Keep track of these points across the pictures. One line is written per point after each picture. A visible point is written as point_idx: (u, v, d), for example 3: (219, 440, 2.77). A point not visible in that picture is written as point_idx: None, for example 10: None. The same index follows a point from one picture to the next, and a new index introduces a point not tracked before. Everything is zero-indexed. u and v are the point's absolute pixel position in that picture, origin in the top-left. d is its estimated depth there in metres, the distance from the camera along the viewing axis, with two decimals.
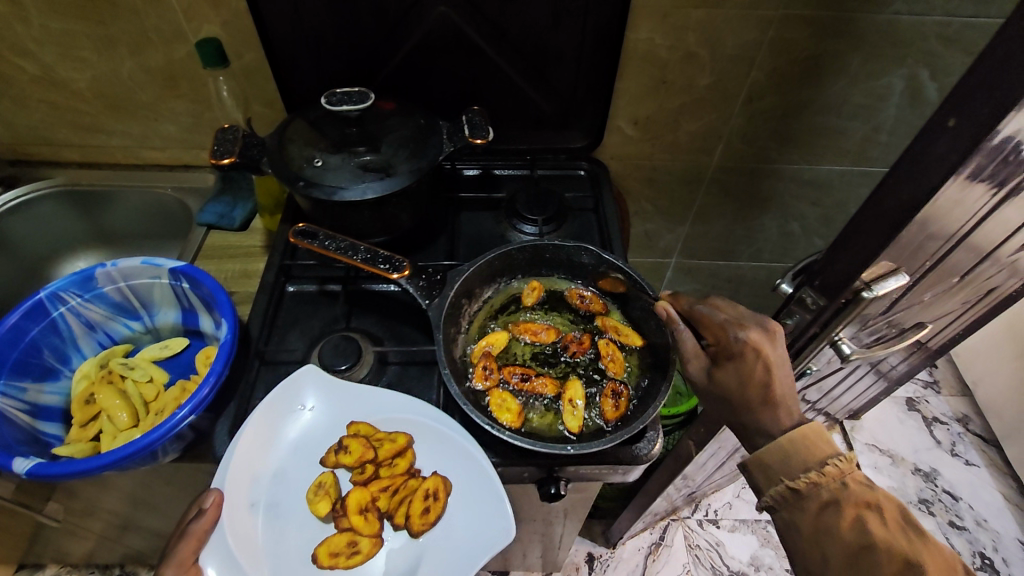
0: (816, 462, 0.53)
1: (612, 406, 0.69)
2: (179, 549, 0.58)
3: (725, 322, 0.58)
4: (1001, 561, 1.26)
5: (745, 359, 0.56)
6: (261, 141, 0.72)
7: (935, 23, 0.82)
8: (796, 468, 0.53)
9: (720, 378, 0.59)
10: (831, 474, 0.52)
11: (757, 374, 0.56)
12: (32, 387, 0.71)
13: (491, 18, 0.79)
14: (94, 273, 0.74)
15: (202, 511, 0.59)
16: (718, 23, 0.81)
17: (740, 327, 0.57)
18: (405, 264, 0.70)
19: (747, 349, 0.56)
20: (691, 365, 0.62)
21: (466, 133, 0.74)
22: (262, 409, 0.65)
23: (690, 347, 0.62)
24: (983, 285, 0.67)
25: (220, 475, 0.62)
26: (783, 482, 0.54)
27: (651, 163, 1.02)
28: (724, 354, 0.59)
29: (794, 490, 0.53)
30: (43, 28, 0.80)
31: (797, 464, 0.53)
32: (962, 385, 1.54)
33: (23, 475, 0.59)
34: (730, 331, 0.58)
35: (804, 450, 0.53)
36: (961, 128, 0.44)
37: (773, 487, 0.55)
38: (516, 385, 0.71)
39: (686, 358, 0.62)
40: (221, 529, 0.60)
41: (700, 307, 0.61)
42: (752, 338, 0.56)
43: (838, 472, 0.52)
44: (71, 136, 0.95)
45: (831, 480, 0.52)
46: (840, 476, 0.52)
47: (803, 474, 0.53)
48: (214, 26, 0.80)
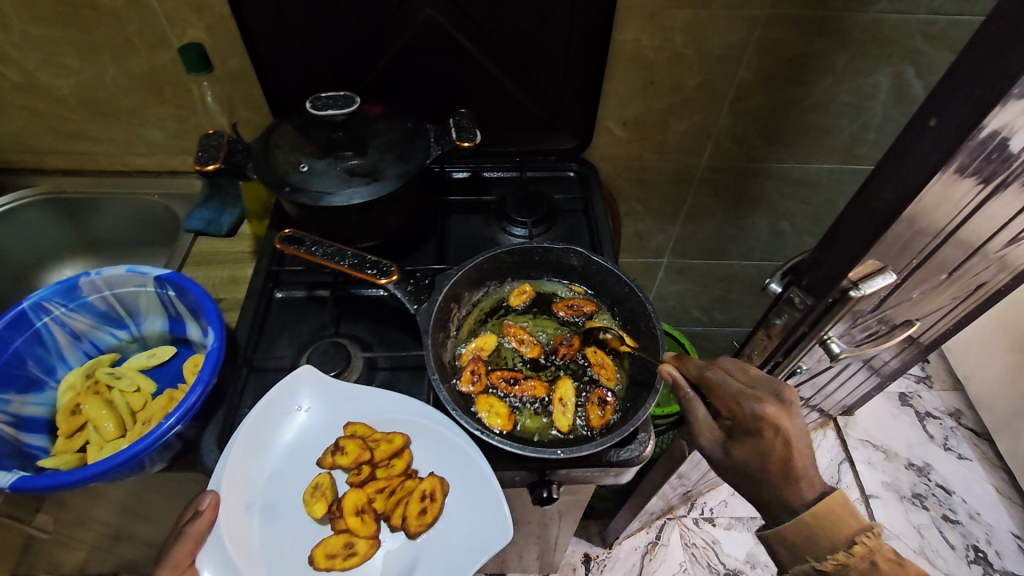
0: (843, 542, 0.51)
1: (598, 414, 0.68)
2: (175, 550, 0.58)
3: (739, 394, 0.55)
4: (994, 553, 1.27)
5: (764, 436, 0.53)
6: (246, 147, 0.71)
7: (921, 20, 0.83)
8: (820, 546, 0.52)
9: (736, 453, 0.56)
10: (858, 554, 0.51)
11: (777, 450, 0.53)
12: (16, 399, 0.70)
13: (477, 20, 0.79)
14: (78, 282, 0.73)
15: (198, 512, 0.59)
16: (705, 22, 0.81)
17: (757, 403, 0.54)
18: (392, 269, 0.70)
19: (767, 425, 0.53)
20: (701, 436, 0.58)
21: (453, 136, 0.74)
22: (258, 410, 0.64)
23: (702, 419, 0.57)
24: (972, 281, 0.67)
25: (216, 477, 0.61)
26: (808, 561, 0.53)
27: (641, 164, 1.02)
28: (740, 427, 0.55)
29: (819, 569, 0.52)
30: (23, 34, 0.79)
31: (824, 544, 0.52)
32: (954, 380, 1.55)
33: (6, 489, 0.58)
34: (747, 404, 0.54)
35: (830, 526, 0.52)
36: (944, 128, 0.43)
37: (797, 564, 0.54)
38: (505, 389, 0.70)
39: (697, 430, 0.58)
40: (218, 530, 0.59)
41: (710, 375, 0.57)
42: (768, 413, 0.53)
43: (865, 550, 0.51)
44: (56, 143, 0.94)
45: (858, 560, 0.51)
46: (868, 554, 0.51)
47: (830, 555, 0.51)
48: (197, 31, 0.79)
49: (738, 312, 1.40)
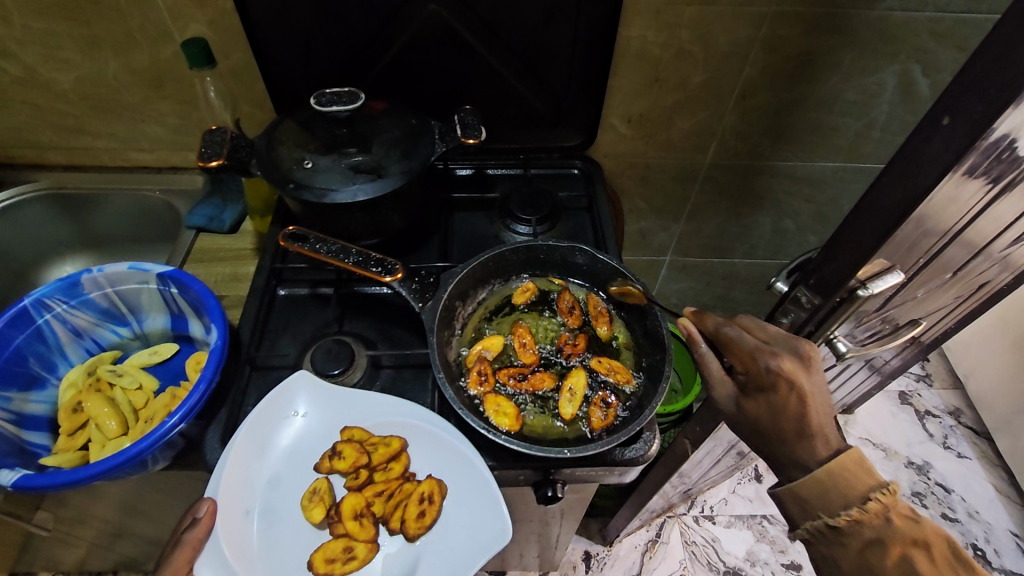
0: (856, 498, 0.49)
1: (600, 415, 0.68)
2: (173, 558, 0.57)
3: (754, 349, 0.54)
4: (992, 551, 1.27)
5: (772, 391, 0.53)
6: (250, 143, 0.70)
7: (927, 18, 0.82)
8: (834, 503, 0.50)
9: (748, 406, 0.56)
10: (873, 510, 0.48)
11: (790, 405, 0.52)
12: (17, 396, 0.69)
13: (482, 16, 0.78)
14: (80, 279, 0.72)
15: (196, 520, 0.58)
16: (711, 19, 0.81)
17: (770, 358, 0.53)
18: (398, 267, 0.70)
19: (777, 381, 0.52)
20: (716, 389, 0.59)
21: (458, 133, 0.73)
22: (254, 415, 0.64)
23: (715, 372, 0.59)
24: (976, 280, 0.67)
25: (213, 484, 0.61)
26: (822, 518, 0.51)
27: (645, 161, 1.01)
28: (753, 380, 0.55)
29: (832, 527, 0.50)
30: (24, 28, 0.78)
31: (835, 499, 0.50)
32: (953, 378, 1.55)
33: (9, 487, 0.58)
34: (756, 358, 0.54)
35: (841, 484, 0.50)
36: (956, 126, 0.43)
37: (809, 521, 0.52)
38: (513, 387, 0.71)
39: (711, 382, 0.59)
40: (216, 537, 0.59)
41: (725, 330, 0.57)
42: (785, 368, 0.52)
43: (881, 507, 0.48)
44: (56, 138, 0.93)
45: (873, 516, 0.48)
46: (883, 510, 0.48)
47: (843, 512, 0.49)
48: (200, 25, 0.79)
49: (740, 310, 1.40)
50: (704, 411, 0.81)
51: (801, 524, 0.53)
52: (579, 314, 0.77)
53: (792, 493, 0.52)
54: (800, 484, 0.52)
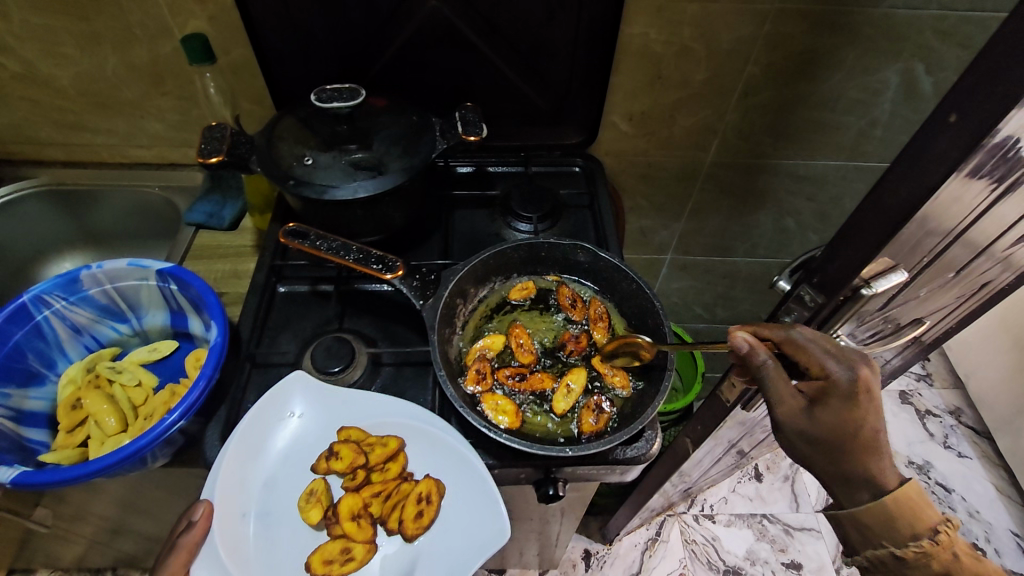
0: (925, 530, 0.47)
1: (590, 419, 0.67)
2: (169, 561, 0.57)
3: (830, 354, 0.48)
4: (993, 551, 1.26)
5: (857, 402, 0.46)
6: (250, 139, 0.70)
7: (931, 16, 0.82)
8: (901, 535, 0.48)
9: (821, 421, 0.47)
10: (942, 544, 0.47)
11: (868, 418, 0.46)
12: (16, 393, 0.69)
13: (483, 13, 0.78)
14: (79, 275, 0.72)
15: (191, 523, 0.58)
16: (713, 16, 0.80)
17: (849, 366, 0.47)
18: (398, 265, 0.69)
19: (863, 390, 0.46)
20: (780, 408, 0.49)
21: (459, 130, 0.73)
22: (250, 417, 0.64)
23: (787, 386, 0.48)
24: (978, 280, 0.66)
25: (209, 486, 0.60)
26: (885, 547, 0.48)
27: (647, 159, 1.01)
28: (831, 390, 0.47)
29: (897, 557, 0.48)
30: (22, 23, 0.78)
31: (903, 532, 0.48)
32: (954, 378, 1.55)
33: (7, 484, 0.58)
34: (834, 363, 0.47)
35: (907, 515, 0.47)
36: (962, 124, 0.43)
37: (870, 548, 0.50)
38: (511, 385, 0.71)
39: (775, 399, 0.49)
40: (212, 539, 0.59)
41: (798, 335, 0.49)
42: (867, 374, 0.46)
43: (947, 540, 0.47)
44: (55, 134, 0.93)
45: (941, 550, 0.47)
46: (949, 544, 0.47)
47: (911, 543, 0.47)
48: (200, 21, 0.78)
49: (741, 309, 1.40)
50: (705, 410, 0.80)
51: (860, 550, 0.51)
52: (580, 309, 0.77)
53: (854, 520, 0.49)
54: (866, 513, 0.48)
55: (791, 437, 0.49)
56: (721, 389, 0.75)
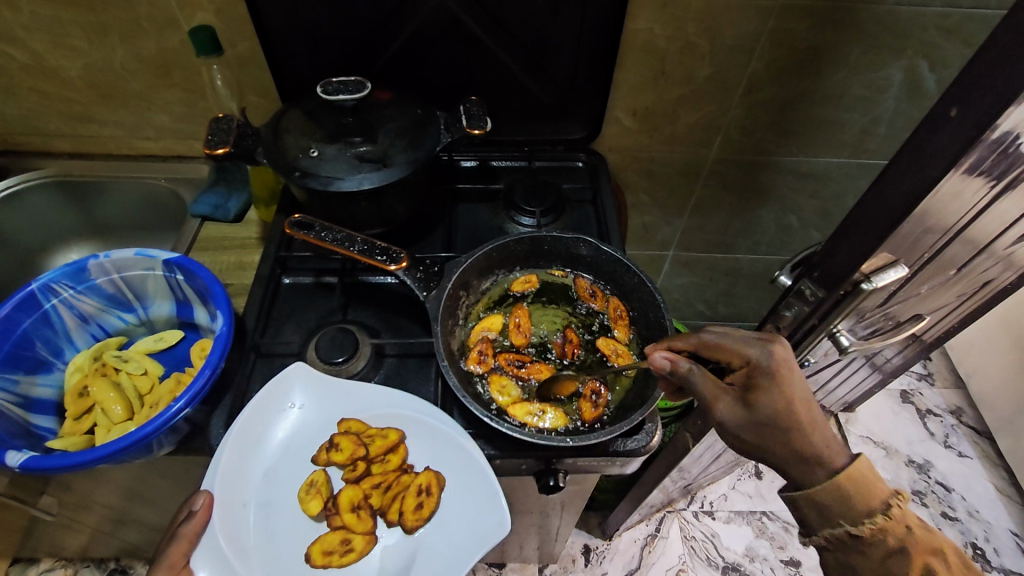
0: (879, 505, 0.48)
1: (590, 407, 0.68)
2: (170, 550, 0.58)
3: (742, 342, 0.53)
4: (992, 551, 1.27)
5: (780, 376, 0.50)
6: (256, 132, 0.71)
7: (935, 14, 0.82)
8: (858, 513, 0.49)
9: (759, 404, 0.51)
10: (895, 517, 0.48)
11: (798, 392, 0.50)
12: (24, 380, 0.70)
13: (489, 8, 0.78)
14: (87, 265, 0.73)
15: (192, 513, 0.59)
16: (718, 12, 0.81)
17: (762, 346, 0.52)
18: (402, 256, 0.70)
19: (781, 362, 0.51)
20: (717, 408, 0.52)
21: (463, 124, 0.73)
22: (251, 408, 0.64)
23: (712, 384, 0.53)
24: (979, 278, 0.66)
25: (209, 476, 0.61)
26: (843, 527, 0.49)
27: (650, 155, 1.01)
28: (756, 373, 0.52)
29: (855, 535, 0.49)
30: (31, 15, 0.79)
31: (859, 509, 0.49)
32: (956, 377, 1.55)
33: (16, 469, 0.58)
34: (749, 348, 0.52)
35: (860, 490, 0.49)
36: (963, 120, 0.43)
37: (828, 527, 0.50)
38: (512, 371, 0.71)
39: (713, 398, 0.52)
40: (212, 530, 0.59)
41: (709, 336, 0.55)
42: (781, 351, 0.51)
43: (900, 514, 0.49)
44: (63, 126, 0.94)
45: (896, 524, 0.48)
46: (902, 518, 0.49)
47: (867, 520, 0.48)
48: (207, 14, 0.79)
49: (742, 307, 1.41)
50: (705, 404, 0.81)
51: (817, 530, 0.52)
52: (598, 299, 0.78)
53: (811, 500, 0.50)
54: (824, 490, 0.49)
55: (739, 429, 0.52)
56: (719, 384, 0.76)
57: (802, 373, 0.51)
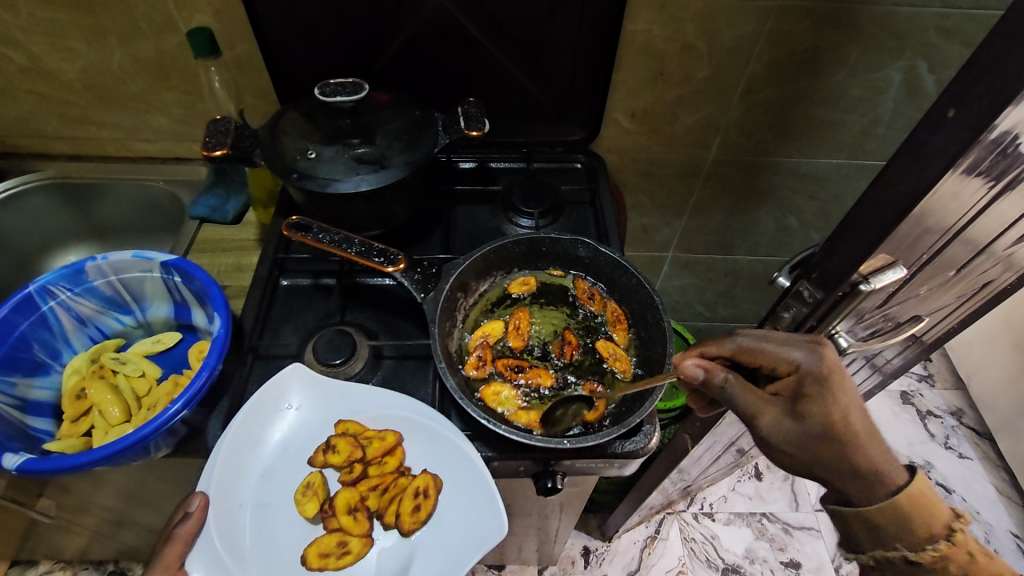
0: (940, 530, 0.48)
1: (597, 409, 0.68)
2: (165, 553, 0.57)
3: (783, 347, 0.52)
4: (993, 552, 1.26)
5: (831, 382, 0.50)
6: (254, 133, 0.71)
7: (934, 14, 0.82)
8: (919, 536, 0.48)
9: (809, 414, 0.49)
10: (958, 542, 0.48)
11: (846, 398, 0.49)
12: (21, 382, 0.70)
13: (487, 9, 0.78)
14: (85, 266, 0.73)
15: (188, 514, 0.59)
16: (716, 13, 0.81)
17: (808, 350, 0.52)
18: (399, 257, 0.70)
19: (829, 366, 0.50)
20: (764, 419, 0.51)
21: (462, 125, 0.73)
22: (247, 408, 0.64)
23: (754, 394, 0.52)
24: (978, 280, 0.66)
25: (205, 477, 0.61)
26: (899, 549, 0.49)
27: (649, 156, 1.01)
28: (802, 379, 0.51)
29: (912, 559, 0.49)
30: (29, 16, 0.79)
31: (919, 532, 0.48)
32: (956, 378, 1.55)
33: (12, 471, 0.58)
34: (793, 353, 0.52)
35: (922, 513, 0.48)
36: (961, 120, 0.43)
37: (882, 549, 0.50)
38: (510, 376, 0.71)
39: (756, 409, 0.51)
40: (208, 532, 0.59)
41: (749, 341, 0.54)
42: (826, 354, 0.51)
43: (961, 539, 0.49)
44: (61, 128, 0.94)
45: (958, 549, 0.48)
46: (964, 544, 0.49)
47: (929, 545, 0.48)
48: (205, 16, 0.79)
49: (741, 308, 1.40)
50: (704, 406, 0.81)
51: (867, 549, 0.51)
52: (596, 301, 0.78)
53: (865, 520, 0.50)
54: (883, 511, 0.49)
55: (788, 440, 0.50)
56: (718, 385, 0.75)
57: (852, 380, 0.51)
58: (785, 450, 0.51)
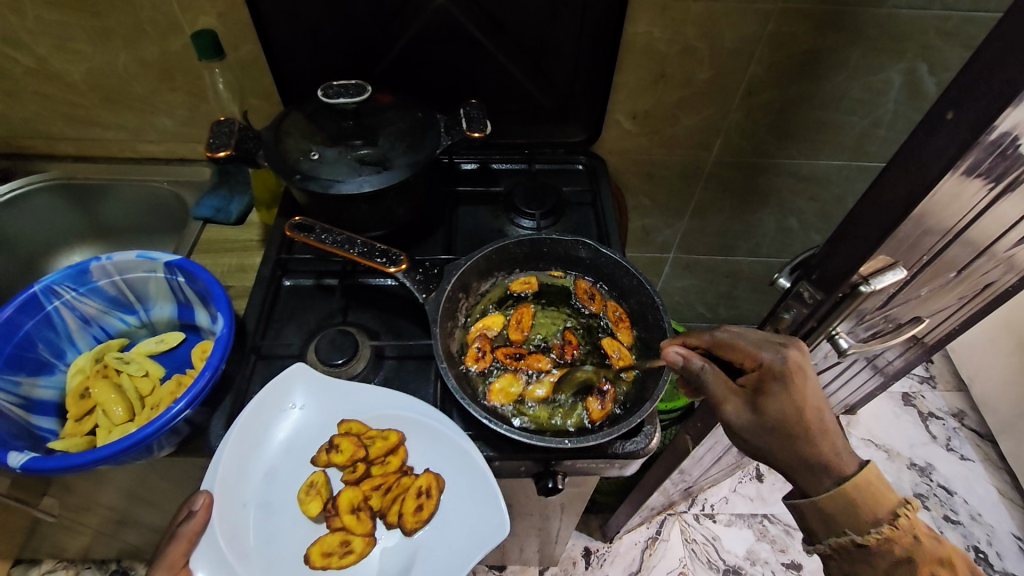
0: (886, 515, 0.49)
1: (597, 406, 0.68)
2: (169, 552, 0.58)
3: (755, 344, 0.55)
4: (995, 554, 1.26)
5: (793, 381, 0.51)
6: (257, 135, 0.71)
7: (935, 16, 0.82)
8: (863, 521, 0.49)
9: (769, 408, 0.52)
10: (903, 528, 0.48)
11: (807, 397, 0.51)
12: (26, 381, 0.70)
13: (489, 11, 0.79)
14: (89, 267, 0.73)
15: (191, 513, 0.59)
16: (717, 16, 0.81)
17: (777, 350, 0.53)
18: (402, 258, 0.70)
19: (793, 367, 0.52)
20: (728, 407, 0.54)
21: (464, 127, 0.74)
22: (251, 408, 0.64)
23: (722, 384, 0.55)
24: (979, 281, 0.66)
25: (209, 477, 0.61)
26: (848, 535, 0.50)
27: (650, 158, 1.02)
28: (767, 376, 0.53)
29: (861, 544, 0.49)
30: (35, 19, 0.79)
31: (865, 518, 0.49)
32: (958, 380, 1.55)
33: (17, 470, 0.59)
34: (762, 351, 0.54)
35: (868, 499, 0.49)
36: (960, 121, 0.43)
37: (833, 536, 0.51)
38: (509, 364, 0.72)
39: (720, 399, 0.54)
40: (212, 531, 0.59)
41: (724, 335, 0.57)
42: (792, 357, 0.52)
43: (907, 524, 0.49)
44: (66, 129, 0.94)
45: (902, 534, 0.48)
46: (911, 528, 0.49)
47: (873, 529, 0.49)
48: (209, 18, 0.79)
49: (743, 309, 1.41)
50: (705, 406, 0.81)
51: (822, 538, 0.52)
52: (597, 300, 0.78)
53: (815, 507, 0.51)
54: (828, 501, 0.50)
55: (748, 431, 0.53)
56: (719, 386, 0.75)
57: (817, 383, 0.52)
58: (745, 438, 0.54)
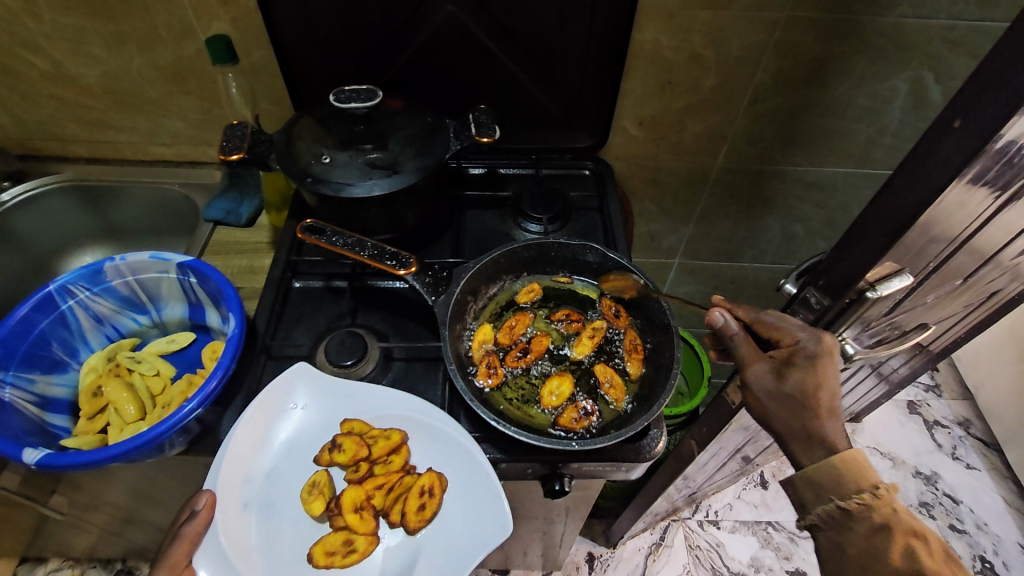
0: (868, 484, 0.49)
1: (571, 417, 0.68)
2: (172, 551, 0.58)
3: (796, 323, 0.55)
4: (1001, 564, 1.25)
5: (820, 363, 0.52)
6: (269, 139, 0.72)
7: (940, 26, 0.83)
8: (847, 487, 0.50)
9: (791, 379, 0.53)
10: (883, 497, 0.49)
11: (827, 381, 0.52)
12: (40, 379, 0.71)
13: (498, 18, 0.80)
14: (103, 267, 0.74)
15: (195, 512, 0.59)
16: (724, 24, 0.82)
17: (813, 333, 0.54)
18: (411, 261, 0.71)
19: (825, 351, 0.53)
20: (752, 369, 0.55)
21: (473, 131, 0.75)
22: (253, 408, 0.65)
23: (753, 349, 0.56)
24: (985, 289, 0.67)
25: (212, 476, 0.62)
26: (833, 501, 0.51)
27: (657, 164, 1.03)
28: (799, 354, 0.54)
29: (844, 509, 0.50)
30: (53, 23, 0.81)
31: (849, 484, 0.50)
32: (964, 389, 1.54)
33: (33, 466, 0.60)
34: (800, 331, 0.54)
35: (852, 469, 0.50)
36: (967, 130, 0.44)
37: (820, 504, 0.52)
38: (514, 364, 0.73)
39: (747, 359, 0.56)
40: (215, 529, 0.60)
41: (766, 315, 0.56)
42: (826, 341, 0.53)
43: (889, 496, 0.49)
44: (80, 131, 0.96)
45: (883, 504, 0.49)
46: (890, 500, 0.49)
47: (855, 495, 0.49)
48: (223, 23, 0.81)
49: None
50: (711, 411, 0.81)
51: (811, 508, 0.53)
52: (621, 318, 0.78)
53: (806, 477, 0.52)
54: (815, 469, 0.51)
55: (764, 394, 0.55)
56: (727, 390, 0.75)
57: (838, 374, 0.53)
58: (758, 402, 0.56)
